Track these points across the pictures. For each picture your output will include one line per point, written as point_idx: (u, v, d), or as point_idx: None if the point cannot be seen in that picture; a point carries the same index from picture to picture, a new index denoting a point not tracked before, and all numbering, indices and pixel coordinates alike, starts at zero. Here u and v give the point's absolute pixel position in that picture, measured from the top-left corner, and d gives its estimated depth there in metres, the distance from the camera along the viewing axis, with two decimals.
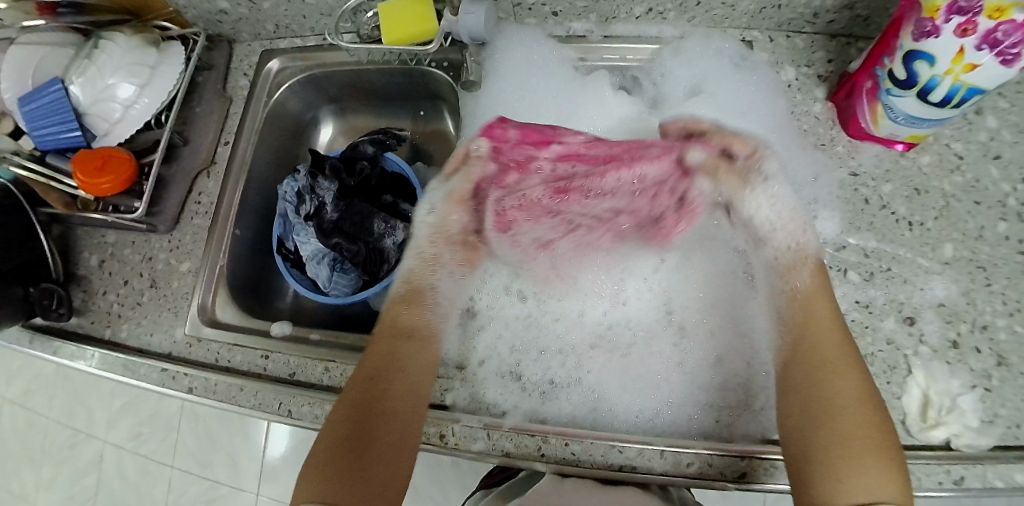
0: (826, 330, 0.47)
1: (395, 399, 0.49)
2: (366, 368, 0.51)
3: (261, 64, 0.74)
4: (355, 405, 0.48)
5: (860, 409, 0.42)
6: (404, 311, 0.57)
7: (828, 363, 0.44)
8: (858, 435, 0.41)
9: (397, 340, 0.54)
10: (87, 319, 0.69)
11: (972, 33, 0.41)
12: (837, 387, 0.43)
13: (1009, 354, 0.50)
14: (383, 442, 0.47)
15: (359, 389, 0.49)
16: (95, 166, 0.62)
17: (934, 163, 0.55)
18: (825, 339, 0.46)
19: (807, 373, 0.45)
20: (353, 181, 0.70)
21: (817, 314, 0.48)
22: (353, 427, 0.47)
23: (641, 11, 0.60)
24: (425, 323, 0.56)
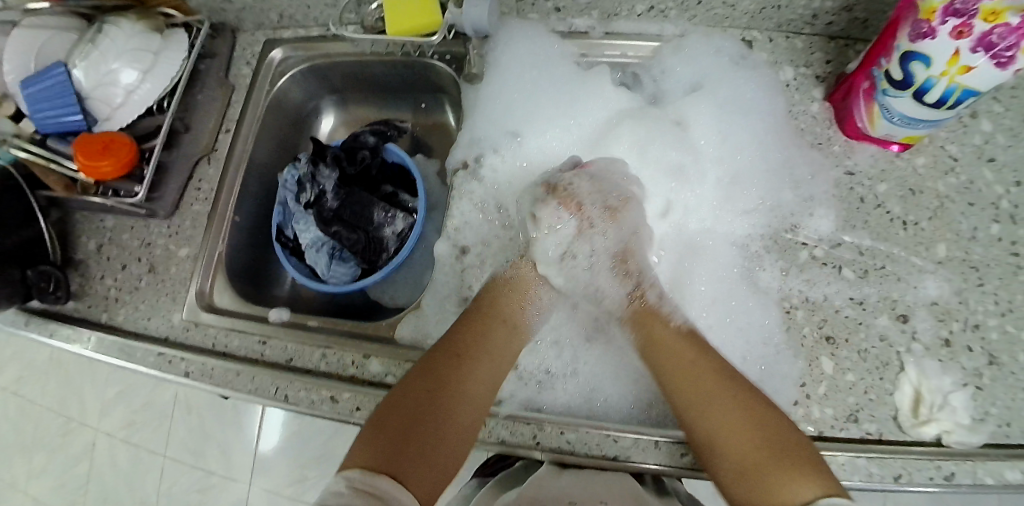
0: (675, 360, 0.51)
1: (474, 383, 0.52)
2: (455, 345, 0.54)
3: (265, 53, 0.74)
4: (433, 380, 0.50)
5: (738, 429, 0.46)
6: (495, 298, 0.59)
7: (689, 406, 0.49)
8: (744, 458, 0.45)
9: (492, 324, 0.56)
10: (84, 303, 0.69)
11: (967, 35, 0.42)
12: (716, 408, 0.47)
13: (1000, 354, 0.50)
14: (446, 423, 0.49)
15: (442, 364, 0.52)
16: (97, 149, 0.61)
17: (929, 164, 0.56)
18: (676, 364, 0.51)
19: (683, 406, 0.49)
20: (354, 169, 0.70)
21: (669, 343, 0.53)
22: (424, 399, 0.49)
23: (643, 8, 0.61)
24: (517, 313, 0.58)
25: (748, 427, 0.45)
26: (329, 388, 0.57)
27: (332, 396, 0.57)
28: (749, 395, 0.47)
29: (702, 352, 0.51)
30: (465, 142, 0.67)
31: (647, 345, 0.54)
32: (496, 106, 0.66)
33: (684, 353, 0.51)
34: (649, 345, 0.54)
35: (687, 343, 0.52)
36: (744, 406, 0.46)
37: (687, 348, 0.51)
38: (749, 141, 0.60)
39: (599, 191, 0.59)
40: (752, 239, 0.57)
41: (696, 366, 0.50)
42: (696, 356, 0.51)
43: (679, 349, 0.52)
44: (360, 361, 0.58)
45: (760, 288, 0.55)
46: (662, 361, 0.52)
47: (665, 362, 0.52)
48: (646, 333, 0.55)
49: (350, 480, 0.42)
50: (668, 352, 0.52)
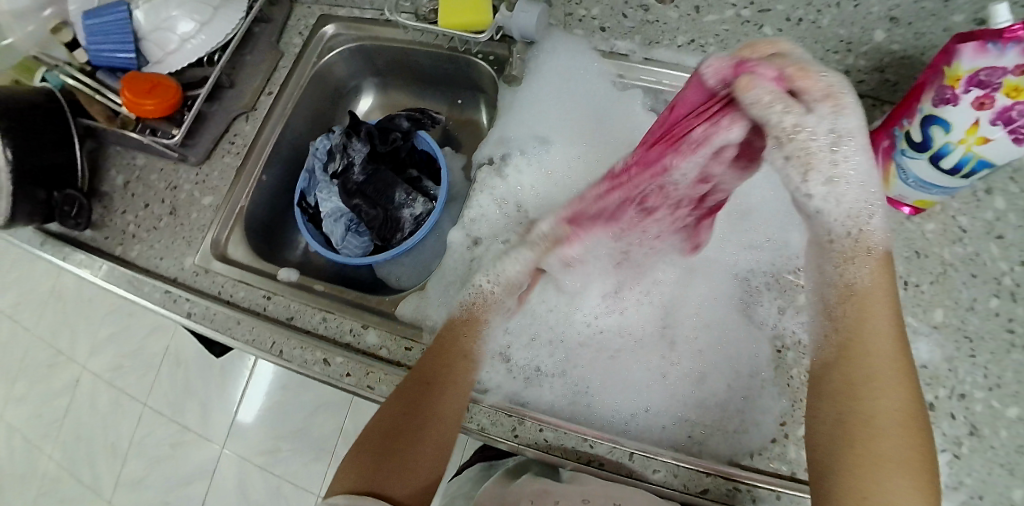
0: (877, 336, 0.43)
1: (447, 410, 0.50)
2: (424, 370, 0.52)
3: (317, 27, 0.77)
4: (405, 404, 0.50)
5: (903, 424, 0.40)
6: (470, 324, 0.57)
7: (867, 390, 0.41)
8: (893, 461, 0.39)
9: (461, 349, 0.55)
10: (101, 234, 0.70)
11: (988, 107, 0.44)
12: (891, 399, 0.41)
13: (982, 426, 0.50)
14: (423, 444, 0.49)
15: (413, 390, 0.51)
16: (144, 88, 0.64)
17: (938, 231, 0.57)
18: (875, 331, 0.43)
19: (852, 391, 0.42)
20: (384, 148, 0.73)
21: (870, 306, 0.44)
22: (398, 424, 0.49)
23: (683, 40, 0.63)
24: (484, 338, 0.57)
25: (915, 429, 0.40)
26: (324, 351, 0.58)
27: (325, 358, 0.58)
28: (919, 403, 0.41)
29: (903, 338, 0.43)
30: (494, 140, 0.71)
31: (843, 307, 0.46)
32: (531, 111, 0.70)
33: (886, 323, 0.43)
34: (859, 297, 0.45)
35: (892, 324, 0.43)
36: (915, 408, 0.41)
37: (892, 321, 0.43)
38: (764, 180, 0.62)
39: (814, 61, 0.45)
40: (755, 273, 0.59)
41: (887, 346, 0.42)
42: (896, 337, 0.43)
43: (885, 320, 0.43)
44: (359, 329, 0.60)
45: (757, 321, 0.56)
46: (858, 330, 0.44)
47: (858, 338, 0.43)
48: (870, 284, 0.45)
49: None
50: (876, 317, 0.44)
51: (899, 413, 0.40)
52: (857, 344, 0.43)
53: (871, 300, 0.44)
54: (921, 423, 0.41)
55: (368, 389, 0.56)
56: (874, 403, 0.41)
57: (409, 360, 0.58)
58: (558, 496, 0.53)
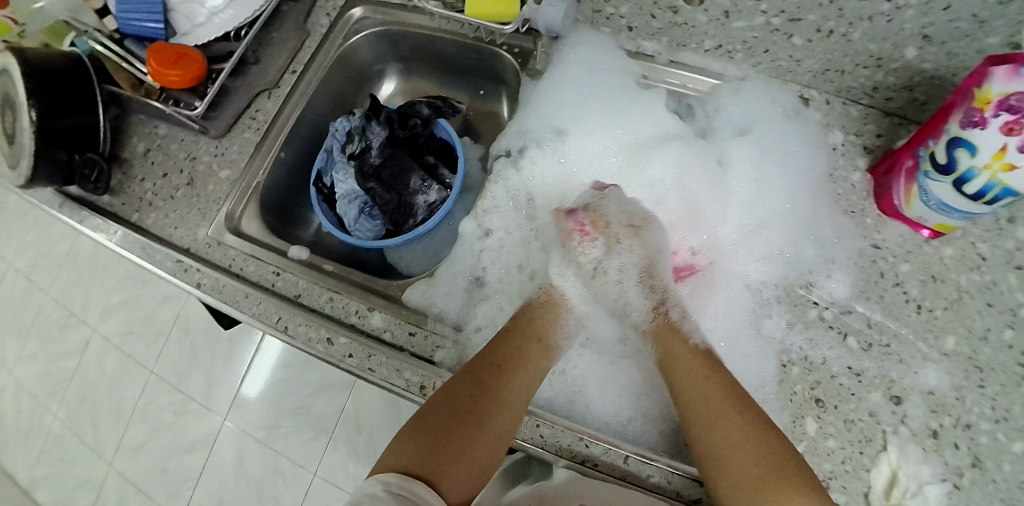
0: (689, 368, 0.53)
1: (513, 395, 0.51)
2: (495, 357, 0.54)
3: (345, 8, 0.77)
4: (473, 386, 0.51)
5: (745, 451, 0.45)
6: (535, 315, 0.60)
7: (702, 417, 0.49)
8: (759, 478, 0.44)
9: (530, 342, 0.57)
10: (119, 200, 0.71)
11: (1016, 134, 0.42)
12: (724, 435, 0.47)
13: (986, 458, 0.49)
14: (486, 429, 0.49)
15: (483, 374, 0.52)
16: (170, 59, 0.65)
17: (956, 257, 0.55)
18: (685, 386, 0.52)
19: (692, 421, 0.49)
20: (403, 133, 0.73)
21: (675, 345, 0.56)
22: (464, 405, 0.50)
23: (710, 45, 0.62)
24: (553, 328, 0.60)
25: (761, 450, 0.45)
26: (329, 330, 0.59)
27: (329, 338, 0.59)
28: (758, 425, 0.46)
29: (709, 371, 0.51)
30: (512, 133, 0.71)
31: (663, 358, 0.56)
32: (551, 107, 0.70)
33: (696, 368, 0.52)
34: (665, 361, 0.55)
35: (702, 364, 0.52)
36: (752, 430, 0.46)
37: (703, 371, 0.52)
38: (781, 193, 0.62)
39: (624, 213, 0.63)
40: (767, 286, 0.59)
41: (713, 390, 0.50)
42: (708, 375, 0.51)
43: (694, 360, 0.53)
44: (364, 311, 0.61)
45: (762, 334, 0.56)
46: (677, 375, 0.53)
47: (678, 382, 0.52)
48: (666, 349, 0.56)
49: (386, 484, 0.42)
50: (682, 362, 0.53)
51: (741, 442, 0.46)
52: (678, 392, 0.52)
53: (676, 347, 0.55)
54: (773, 431, 0.46)
55: (369, 371, 0.56)
56: (712, 433, 0.47)
57: (413, 346, 0.58)
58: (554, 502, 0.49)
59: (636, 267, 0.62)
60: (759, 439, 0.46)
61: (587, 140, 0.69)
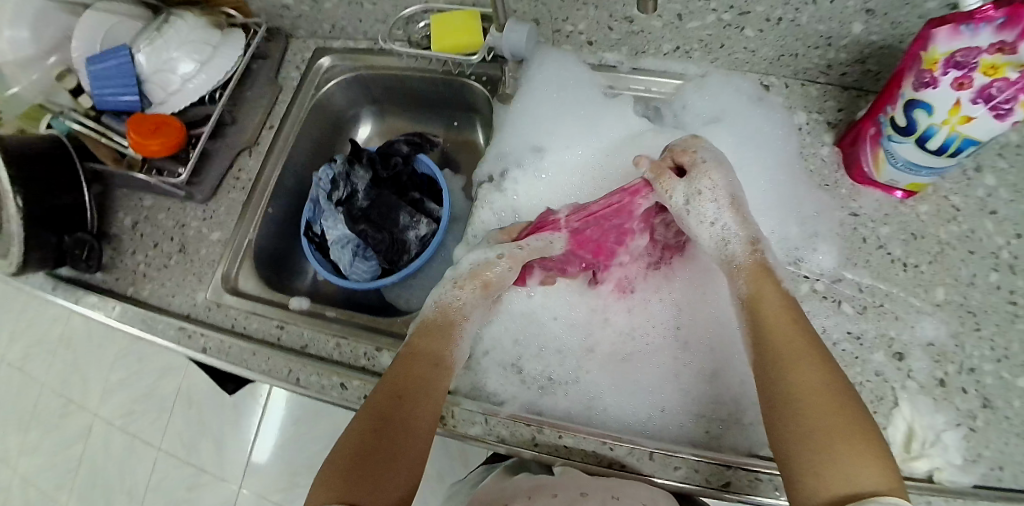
0: (775, 321, 0.47)
1: (415, 421, 0.48)
2: (393, 386, 0.49)
3: (313, 60, 0.81)
4: (373, 421, 0.47)
5: (827, 394, 0.40)
6: (432, 333, 0.55)
7: (779, 359, 0.44)
8: (826, 418, 0.39)
9: (421, 363, 0.52)
10: (113, 275, 0.71)
11: (967, 87, 0.43)
12: (811, 376, 0.42)
13: (995, 398, 0.50)
14: (394, 458, 0.45)
15: (382, 406, 0.48)
16: (148, 128, 0.66)
17: (932, 213, 0.57)
18: (783, 330, 0.46)
19: (770, 360, 0.45)
20: (387, 173, 0.76)
21: (768, 303, 0.48)
22: (368, 437, 0.46)
23: (668, 48, 0.66)
24: (450, 349, 0.55)
25: (840, 398, 0.40)
26: (341, 375, 0.60)
27: (342, 382, 0.59)
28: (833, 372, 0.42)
29: (801, 323, 0.46)
30: (492, 158, 0.72)
31: (750, 301, 0.50)
32: (528, 129, 0.70)
33: (783, 315, 0.47)
34: (753, 298, 0.49)
35: (787, 313, 0.47)
36: (835, 380, 0.41)
37: (790, 317, 0.46)
38: (759, 170, 0.63)
39: (712, 152, 0.56)
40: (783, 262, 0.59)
41: (788, 328, 0.46)
42: (793, 318, 0.46)
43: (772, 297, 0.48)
44: (373, 352, 0.61)
45: None
46: (758, 317, 0.48)
47: (768, 322, 0.47)
48: (754, 288, 0.50)
49: None
50: (769, 305, 0.48)
51: (816, 387, 0.41)
52: (762, 332, 0.47)
53: (764, 295, 0.49)
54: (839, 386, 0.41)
55: None
56: (795, 379, 0.42)
57: None
58: (556, 490, 0.51)
59: (725, 199, 0.54)
60: (837, 383, 0.41)
61: (565, 153, 0.69)
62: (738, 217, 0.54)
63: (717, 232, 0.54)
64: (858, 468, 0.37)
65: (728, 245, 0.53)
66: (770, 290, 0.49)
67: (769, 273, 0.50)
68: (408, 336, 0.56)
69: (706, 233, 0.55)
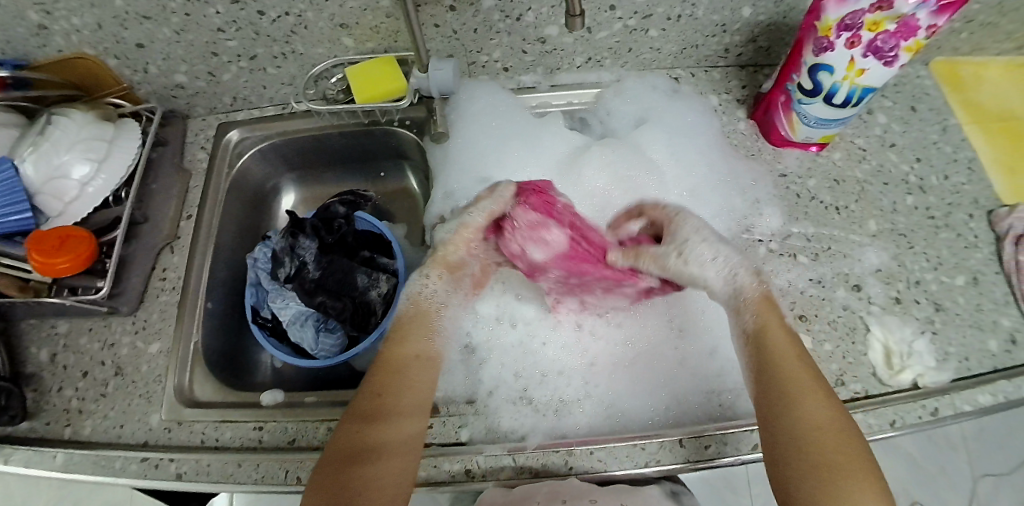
0: (785, 354, 0.48)
1: (387, 445, 0.48)
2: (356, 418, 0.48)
3: (219, 136, 0.75)
4: (345, 459, 0.46)
5: (832, 431, 0.43)
6: (386, 352, 0.54)
7: (790, 397, 0.45)
8: (827, 456, 0.42)
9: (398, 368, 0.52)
10: (40, 421, 0.60)
11: (858, 44, 0.50)
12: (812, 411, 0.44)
13: (943, 300, 0.58)
14: (377, 489, 0.46)
15: (349, 443, 0.47)
16: (52, 245, 0.58)
17: (845, 158, 0.65)
18: (788, 364, 0.47)
19: (779, 397, 0.46)
20: (332, 238, 0.71)
21: (778, 342, 0.49)
22: (344, 480, 0.45)
23: (581, 61, 0.70)
24: (410, 356, 0.54)
25: (841, 434, 0.43)
26: None
27: None
28: (840, 412, 0.45)
29: (807, 362, 0.48)
30: (439, 198, 0.70)
31: (760, 334, 0.50)
32: (469, 163, 0.71)
33: (791, 352, 0.48)
34: (759, 335, 0.50)
35: (793, 350, 0.48)
36: (841, 421, 0.44)
37: (795, 354, 0.48)
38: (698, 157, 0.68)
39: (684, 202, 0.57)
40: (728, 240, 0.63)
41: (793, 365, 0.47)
42: (798, 354, 0.48)
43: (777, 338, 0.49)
44: None
45: None
46: (768, 355, 0.48)
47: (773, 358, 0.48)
48: (764, 319, 0.51)
49: None
50: (775, 345, 0.49)
51: (825, 427, 0.43)
52: (768, 369, 0.48)
53: (771, 332, 0.50)
54: (845, 429, 0.44)
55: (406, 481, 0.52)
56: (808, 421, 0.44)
57: (436, 437, 0.55)
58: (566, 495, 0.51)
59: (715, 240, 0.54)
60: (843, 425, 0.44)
61: (512, 177, 0.70)
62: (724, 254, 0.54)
63: (723, 269, 0.53)
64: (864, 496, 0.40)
65: (722, 286, 0.53)
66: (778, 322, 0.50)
67: (774, 306, 0.52)
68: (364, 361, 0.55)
69: (713, 271, 0.53)
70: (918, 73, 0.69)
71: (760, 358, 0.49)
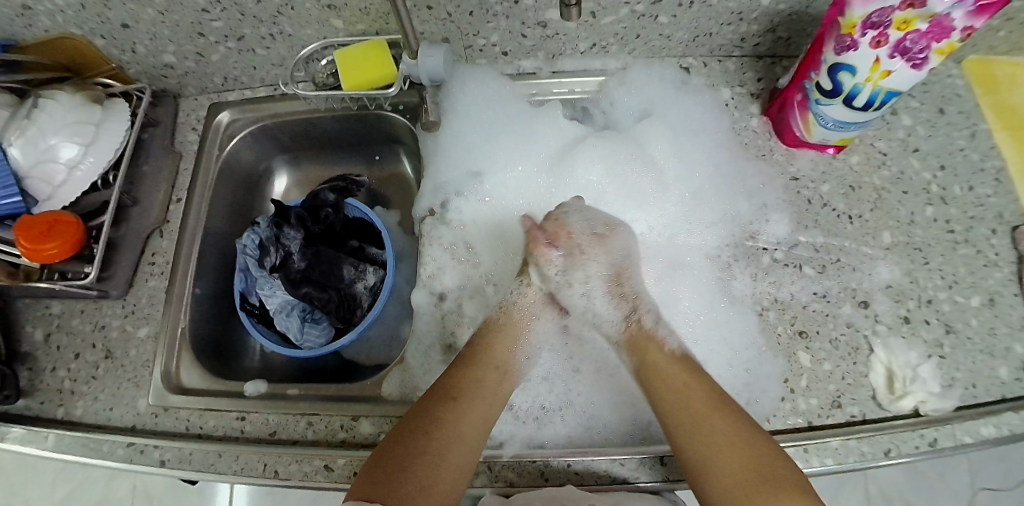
0: (668, 382, 0.50)
1: (466, 424, 0.49)
2: (447, 390, 0.50)
3: (210, 117, 0.73)
4: (427, 420, 0.48)
5: (730, 448, 0.45)
6: (491, 333, 0.56)
7: (683, 426, 0.47)
8: (738, 473, 0.44)
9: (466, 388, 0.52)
10: (36, 399, 0.61)
11: (884, 44, 0.45)
12: (719, 433, 0.46)
13: (955, 322, 0.54)
14: (443, 461, 0.46)
15: (436, 406, 0.49)
16: (41, 231, 0.57)
17: (862, 162, 0.60)
18: (671, 394, 0.49)
19: (674, 425, 0.48)
20: (318, 228, 0.70)
21: (660, 367, 0.52)
22: (417, 440, 0.47)
23: (585, 47, 0.65)
24: (508, 352, 0.55)
25: (750, 446, 0.45)
26: (322, 456, 0.53)
27: (327, 464, 0.53)
28: (737, 422, 0.46)
29: (696, 382, 0.50)
30: (430, 189, 0.68)
31: (642, 369, 0.53)
32: (462, 154, 0.68)
33: (671, 379, 0.50)
34: (646, 369, 0.52)
35: (683, 374, 0.50)
36: (740, 433, 0.46)
37: (683, 378, 0.50)
38: (704, 158, 0.64)
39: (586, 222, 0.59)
40: (722, 249, 0.60)
41: (687, 388, 0.49)
42: (685, 378, 0.50)
43: (663, 365, 0.51)
44: (350, 423, 0.56)
45: (735, 297, 0.58)
46: (658, 381, 0.51)
47: (665, 387, 0.50)
48: (642, 357, 0.53)
49: None
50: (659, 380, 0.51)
51: (720, 445, 0.45)
52: (660, 398, 0.50)
53: (654, 366, 0.52)
54: (746, 438, 0.45)
55: None
56: (700, 444, 0.46)
57: None
58: None
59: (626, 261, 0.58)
60: (743, 436, 0.45)
61: (506, 172, 0.67)
62: (615, 290, 0.58)
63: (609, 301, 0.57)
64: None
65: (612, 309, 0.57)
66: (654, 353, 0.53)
67: (650, 334, 0.54)
68: (473, 336, 0.57)
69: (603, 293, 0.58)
70: (948, 72, 0.63)
71: (649, 389, 0.51)
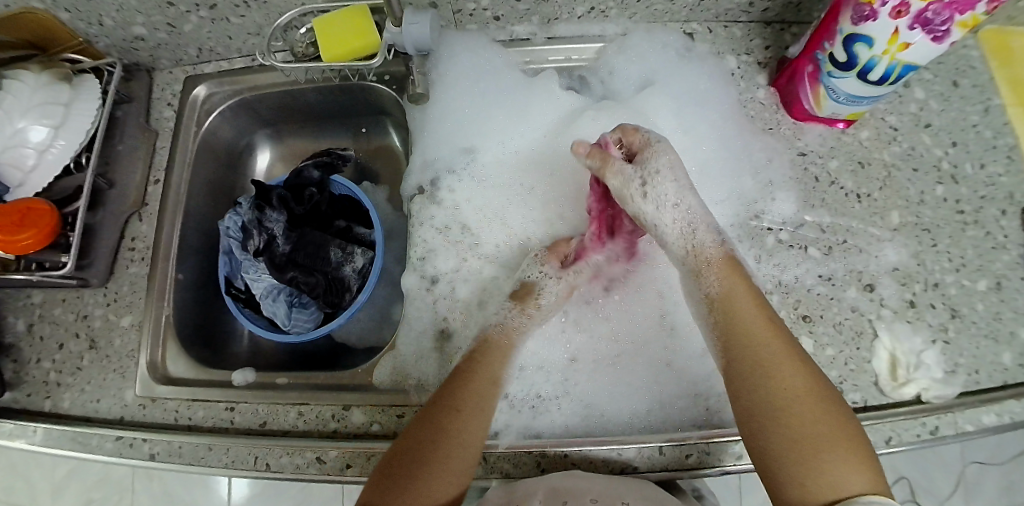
0: (749, 316, 0.46)
1: (466, 435, 0.47)
2: (449, 401, 0.48)
3: (186, 92, 0.69)
4: (430, 432, 0.47)
5: (807, 399, 0.42)
6: (491, 353, 0.53)
7: (761, 361, 0.44)
8: (814, 426, 0.40)
9: (483, 381, 0.50)
10: (22, 392, 0.60)
11: (905, 15, 0.41)
12: (792, 381, 0.42)
13: (961, 307, 0.52)
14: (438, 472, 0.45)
15: (438, 416, 0.48)
16: (13, 221, 0.55)
17: (872, 137, 0.57)
18: (755, 328, 0.46)
19: (748, 359, 0.44)
20: (302, 209, 0.67)
21: (739, 297, 0.48)
22: (415, 450, 0.46)
23: (583, 11, 0.61)
24: (506, 369, 0.53)
25: (826, 403, 0.42)
26: (314, 449, 0.52)
27: (318, 456, 0.52)
28: (812, 373, 0.43)
29: (777, 325, 0.46)
30: (418, 167, 0.64)
31: (722, 298, 0.49)
32: (451, 130, 0.64)
33: (761, 317, 0.46)
34: (723, 299, 0.48)
35: (765, 317, 0.46)
36: (813, 385, 0.42)
37: (765, 319, 0.46)
38: (707, 129, 0.60)
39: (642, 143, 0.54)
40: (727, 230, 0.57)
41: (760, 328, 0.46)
42: (769, 317, 0.46)
43: (748, 299, 0.48)
44: (342, 412, 0.55)
45: None
46: (735, 314, 0.47)
47: (743, 327, 0.46)
48: (728, 285, 0.49)
49: None
50: (744, 310, 0.47)
51: (799, 390, 0.42)
52: (735, 335, 0.46)
53: (734, 297, 0.48)
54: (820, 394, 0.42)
55: None
56: (775, 383, 0.43)
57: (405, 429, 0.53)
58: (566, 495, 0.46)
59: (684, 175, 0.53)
60: (816, 388, 0.42)
61: (498, 148, 0.64)
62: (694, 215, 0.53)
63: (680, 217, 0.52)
64: (842, 472, 0.39)
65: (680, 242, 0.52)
66: (741, 285, 0.49)
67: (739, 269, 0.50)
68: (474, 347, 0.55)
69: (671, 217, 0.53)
70: (963, 42, 0.59)
71: (725, 317, 0.48)
